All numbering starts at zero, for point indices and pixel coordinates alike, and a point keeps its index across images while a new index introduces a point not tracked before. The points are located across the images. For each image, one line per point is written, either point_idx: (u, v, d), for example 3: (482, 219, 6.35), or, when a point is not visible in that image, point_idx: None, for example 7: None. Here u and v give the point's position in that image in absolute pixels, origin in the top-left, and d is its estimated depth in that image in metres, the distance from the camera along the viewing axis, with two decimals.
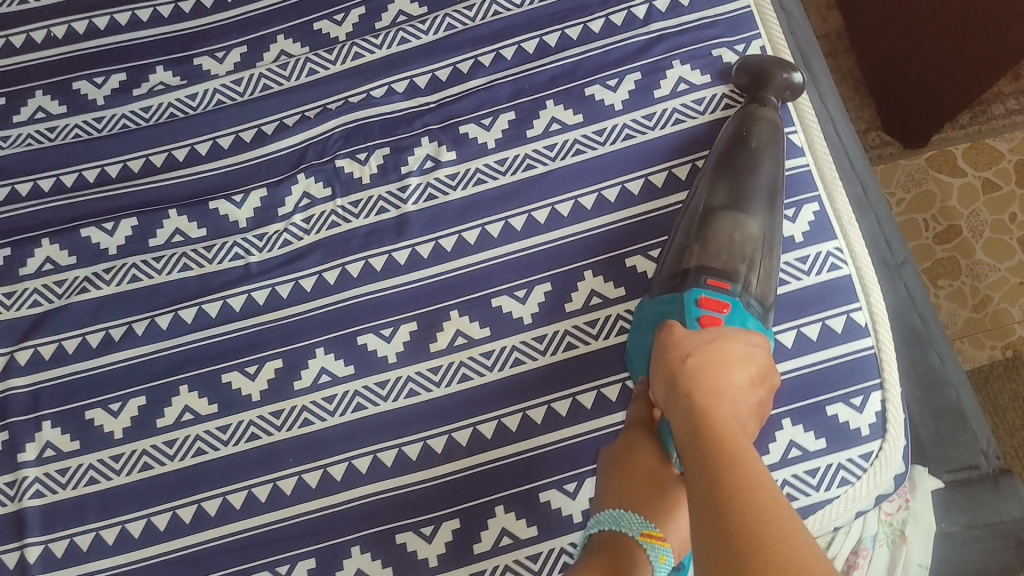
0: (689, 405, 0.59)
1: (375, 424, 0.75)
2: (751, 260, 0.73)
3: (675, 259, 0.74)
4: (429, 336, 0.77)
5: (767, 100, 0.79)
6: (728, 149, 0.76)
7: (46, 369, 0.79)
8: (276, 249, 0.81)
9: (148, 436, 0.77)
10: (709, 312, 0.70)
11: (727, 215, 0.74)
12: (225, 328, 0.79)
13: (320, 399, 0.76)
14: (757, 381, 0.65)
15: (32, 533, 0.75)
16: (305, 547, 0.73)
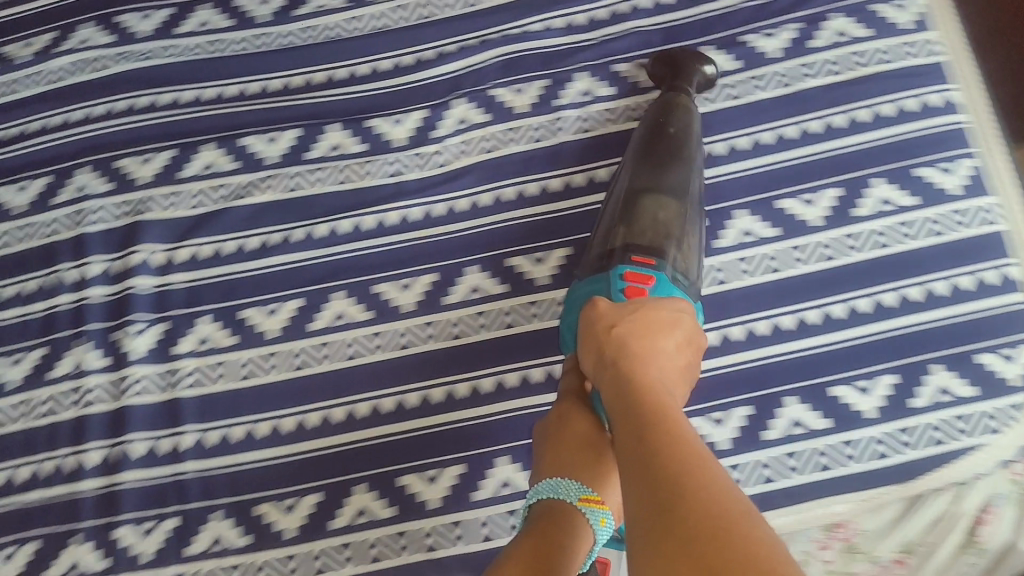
0: (620, 377, 0.62)
1: (529, 340, 0.77)
2: (677, 240, 0.74)
3: (602, 242, 0.75)
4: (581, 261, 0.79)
5: (688, 90, 0.81)
6: (654, 134, 0.78)
7: (205, 267, 0.82)
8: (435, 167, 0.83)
9: (302, 338, 0.79)
10: (635, 285, 0.71)
11: (650, 198, 0.75)
12: (381, 240, 0.81)
13: (475, 314, 0.78)
14: (683, 344, 0.67)
15: (186, 422, 0.77)
16: (453, 455, 0.74)
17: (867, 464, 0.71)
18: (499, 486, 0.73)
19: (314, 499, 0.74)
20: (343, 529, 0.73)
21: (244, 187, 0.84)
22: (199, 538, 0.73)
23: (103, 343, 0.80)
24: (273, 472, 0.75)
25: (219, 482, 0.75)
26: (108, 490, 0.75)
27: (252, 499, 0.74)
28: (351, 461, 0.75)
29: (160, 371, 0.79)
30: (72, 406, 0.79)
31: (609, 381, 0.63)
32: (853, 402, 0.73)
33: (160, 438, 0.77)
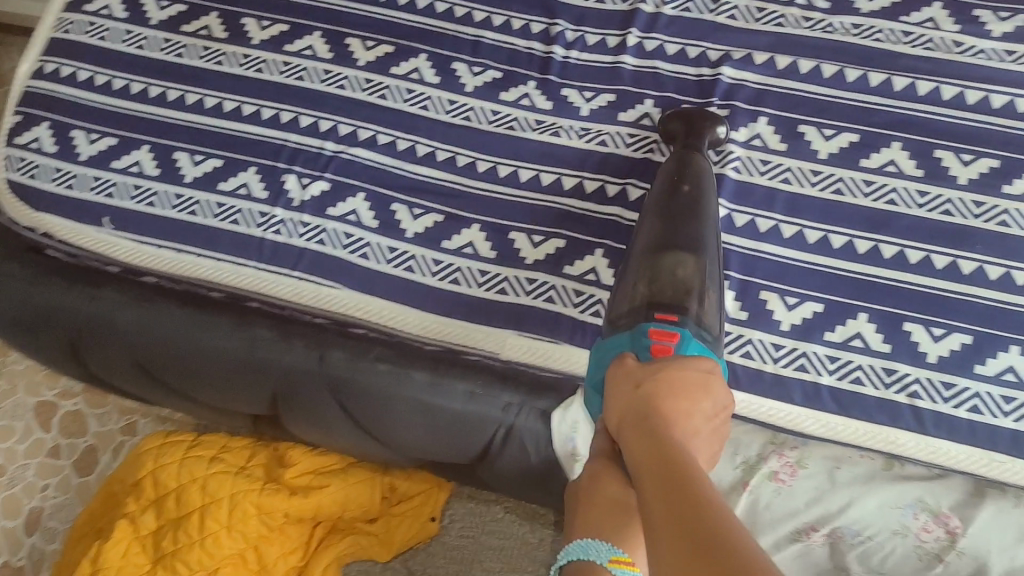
0: (638, 424, 0.56)
1: (575, 155, 0.82)
2: (698, 294, 0.68)
3: (624, 301, 0.69)
4: (733, 124, 0.80)
5: (701, 150, 0.76)
6: (669, 198, 0.72)
7: (418, 14, 0.90)
8: (637, 4, 0.86)
9: (373, 73, 0.87)
10: (661, 343, 0.64)
11: (669, 256, 0.68)
12: (478, 12, 0.89)
13: (532, 117, 0.84)
14: (713, 409, 0.60)
15: (375, 122, 0.86)
16: (474, 217, 0.81)
17: (983, 417, 0.69)
18: (586, 270, 0.77)
19: (437, 218, 0.81)
20: (452, 252, 0.80)
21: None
22: (343, 205, 0.82)
23: (329, 38, 0.90)
24: (432, 188, 0.82)
25: (357, 170, 0.84)
26: (280, 140, 0.86)
27: (395, 197, 0.82)
28: (479, 203, 0.81)
29: (368, 76, 0.87)
30: (283, 73, 0.89)
31: (642, 446, 0.53)
32: (918, 339, 0.71)
33: (359, 127, 0.85)
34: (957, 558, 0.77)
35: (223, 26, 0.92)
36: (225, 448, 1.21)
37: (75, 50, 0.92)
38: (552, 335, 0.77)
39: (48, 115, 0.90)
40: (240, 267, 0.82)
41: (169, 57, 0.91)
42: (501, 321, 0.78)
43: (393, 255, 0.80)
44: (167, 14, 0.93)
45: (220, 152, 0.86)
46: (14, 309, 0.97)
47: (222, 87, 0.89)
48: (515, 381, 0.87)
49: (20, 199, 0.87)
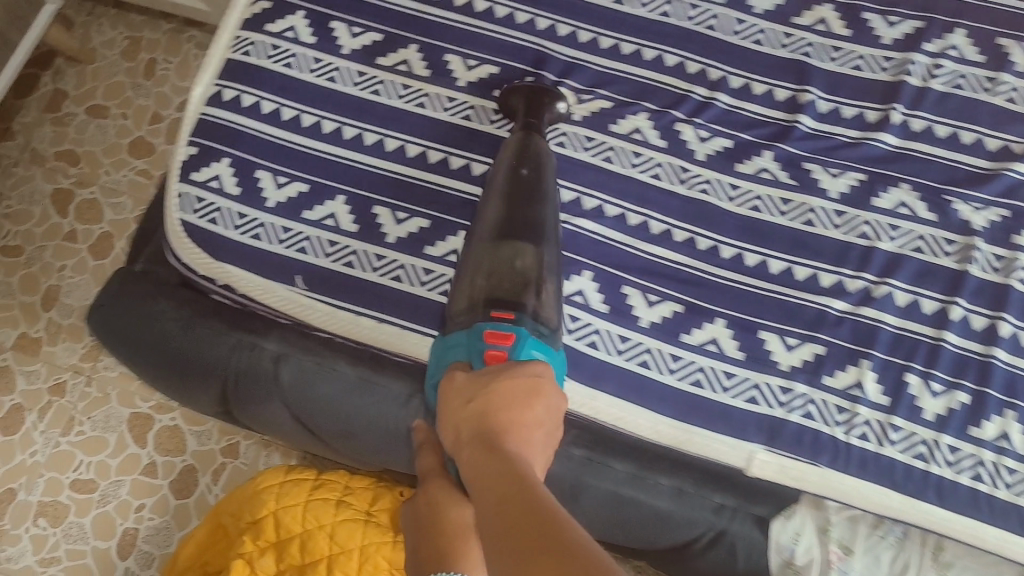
0: (476, 443, 0.52)
1: (832, 247, 0.73)
2: (535, 287, 0.65)
3: (467, 295, 0.66)
4: (1015, 227, 0.73)
5: (540, 131, 0.76)
6: (508, 181, 0.71)
7: (643, 66, 0.81)
8: (902, 75, 0.78)
9: (597, 131, 0.79)
10: (494, 350, 0.61)
11: (505, 245, 0.66)
12: (717, 66, 0.80)
13: (778, 196, 0.75)
14: (550, 418, 0.56)
15: (600, 190, 0.77)
16: (719, 309, 0.72)
17: None
18: (850, 382, 0.69)
19: (675, 307, 0.73)
20: (694, 348, 0.72)
21: (716, 17, 0.82)
22: (567, 283, 0.74)
23: (542, 85, 0.81)
24: (667, 272, 0.74)
25: (583, 243, 0.75)
26: None
27: (626, 278, 0.74)
28: (721, 293, 0.73)
29: (588, 133, 0.79)
30: (493, 123, 0.81)
31: (482, 468, 0.49)
32: None
33: (582, 194, 0.77)
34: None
35: (426, 63, 0.83)
36: (348, 488, 1.06)
37: (255, 76, 0.83)
38: (810, 456, 0.68)
39: (229, 149, 0.81)
40: None
41: (364, 93, 0.82)
42: (749, 432, 0.69)
43: (625, 347, 0.72)
44: (360, 43, 0.84)
45: (426, 210, 0.78)
46: (165, 359, 0.89)
47: (425, 133, 0.81)
48: (730, 482, 0.79)
49: (197, 245, 0.78)
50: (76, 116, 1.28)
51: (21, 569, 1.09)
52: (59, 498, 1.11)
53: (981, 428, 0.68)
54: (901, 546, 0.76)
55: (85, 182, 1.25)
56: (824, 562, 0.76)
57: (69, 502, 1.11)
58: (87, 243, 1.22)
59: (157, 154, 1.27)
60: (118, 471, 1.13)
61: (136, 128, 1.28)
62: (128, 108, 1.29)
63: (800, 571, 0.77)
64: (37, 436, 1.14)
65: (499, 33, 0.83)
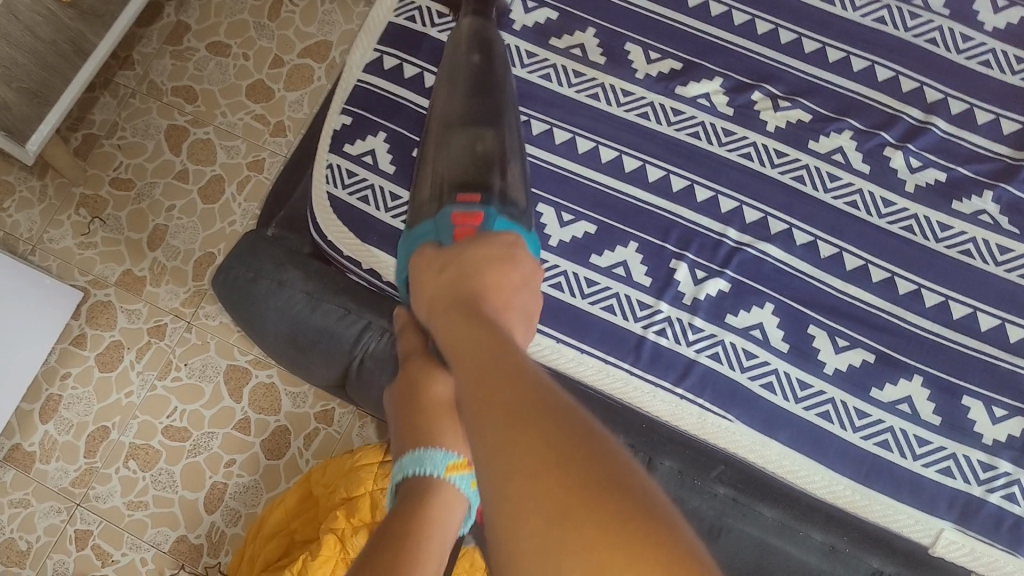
0: (454, 316, 0.48)
1: None
2: (501, 169, 0.65)
3: (426, 188, 0.65)
4: None
5: (491, 17, 0.74)
6: (460, 68, 0.70)
7: (851, 78, 0.72)
8: None
9: (792, 146, 0.71)
10: (463, 227, 0.60)
11: (464, 130, 0.66)
12: (935, 87, 0.71)
13: (995, 242, 0.67)
14: (527, 283, 0.55)
15: (789, 212, 0.69)
16: (916, 363, 0.65)
17: None
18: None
19: (867, 356, 0.65)
20: (883, 405, 0.64)
21: (939, 30, 0.72)
22: (747, 314, 0.67)
23: (732, 89, 0.73)
24: (860, 315, 0.66)
25: (766, 272, 0.68)
26: (671, 215, 0.70)
27: (812, 316, 0.67)
28: (920, 346, 0.65)
29: (780, 147, 0.71)
30: (672, 123, 0.72)
31: (469, 361, 0.42)
32: None
33: (769, 215, 0.69)
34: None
35: (603, 50, 0.75)
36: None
37: (418, 46, 0.77)
38: (1007, 545, 0.62)
39: (385, 123, 0.75)
40: (609, 366, 0.67)
41: (532, 78, 0.75)
42: (940, 508, 0.62)
43: (805, 394, 0.65)
44: (534, 20, 0.77)
45: (593, 214, 0.70)
46: (290, 334, 0.84)
47: (598, 128, 0.73)
48: (890, 548, 0.71)
49: (344, 223, 0.73)
50: (197, 51, 1.17)
51: (108, 510, 1.02)
52: (151, 442, 1.04)
53: None
54: None
55: (200, 121, 1.15)
56: None
57: (161, 449, 1.04)
58: (197, 185, 1.12)
59: (275, 100, 1.15)
60: (212, 423, 1.05)
61: (256, 71, 1.16)
62: (250, 49, 1.17)
63: None
64: (134, 377, 1.07)
65: (687, 25, 0.75)
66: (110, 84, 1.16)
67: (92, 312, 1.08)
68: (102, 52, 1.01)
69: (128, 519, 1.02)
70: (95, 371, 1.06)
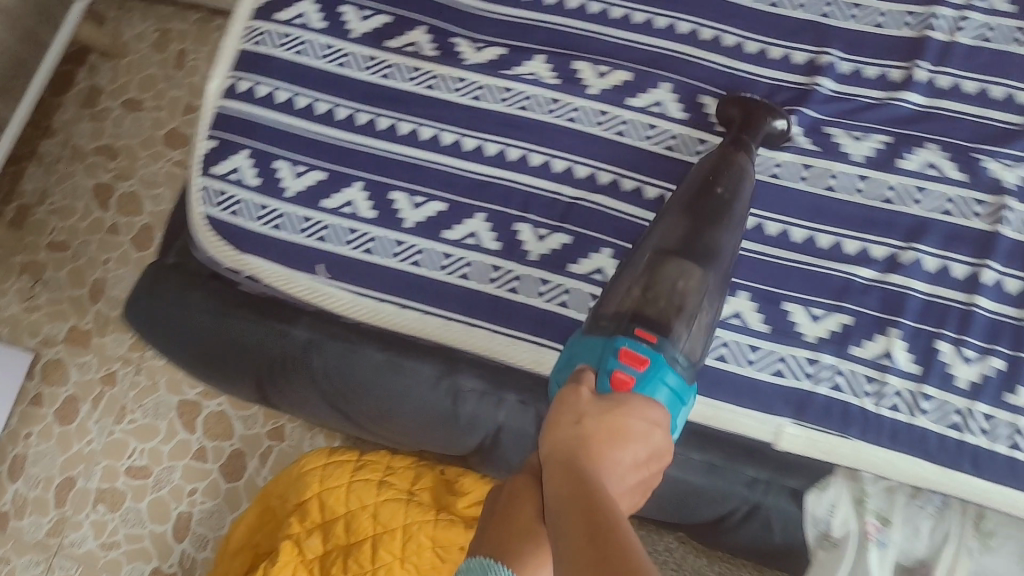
0: (564, 478, 0.49)
1: (857, 212, 0.71)
2: (689, 314, 0.64)
3: (614, 301, 0.65)
4: None
5: (750, 148, 0.71)
6: (695, 195, 0.68)
7: (655, 35, 0.79)
8: (925, 31, 0.75)
9: (614, 107, 0.77)
10: (622, 370, 0.60)
11: (674, 263, 0.65)
12: (732, 33, 0.78)
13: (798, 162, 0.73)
14: (650, 462, 0.56)
15: (617, 164, 0.76)
16: (744, 281, 0.71)
17: None
18: (879, 352, 0.68)
19: None
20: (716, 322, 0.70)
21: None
22: (586, 261, 0.74)
23: (555, 63, 0.80)
24: None
25: (601, 221, 0.75)
26: (510, 182, 0.77)
27: None
28: (744, 265, 0.71)
29: (602, 107, 0.78)
30: (504, 101, 0.79)
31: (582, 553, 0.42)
32: None
33: (598, 169, 0.76)
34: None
35: (435, 45, 0.82)
36: (390, 469, 1.01)
37: (268, 65, 0.83)
38: (840, 429, 0.67)
39: (247, 141, 0.81)
40: (473, 328, 0.74)
41: (374, 78, 0.81)
42: (777, 406, 0.68)
43: None
44: (370, 27, 0.83)
45: (443, 194, 0.77)
46: (207, 351, 0.90)
47: (437, 116, 0.79)
48: (761, 456, 0.77)
49: (221, 237, 0.79)
50: (113, 110, 1.24)
51: (83, 554, 1.06)
52: (115, 484, 1.08)
53: (1015, 393, 0.66)
54: (940, 516, 0.74)
55: (124, 175, 1.21)
56: (861, 535, 0.75)
57: (125, 489, 1.08)
58: (129, 235, 1.18)
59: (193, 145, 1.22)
60: (170, 457, 1.09)
61: (171, 120, 1.23)
62: (162, 100, 1.24)
63: (836, 544, 0.75)
64: (92, 425, 1.11)
65: (508, 14, 0.82)
66: (36, 154, 1.23)
67: (45, 370, 1.13)
68: (21, 115, 1.05)
69: (104, 560, 1.06)
70: (55, 426, 1.11)
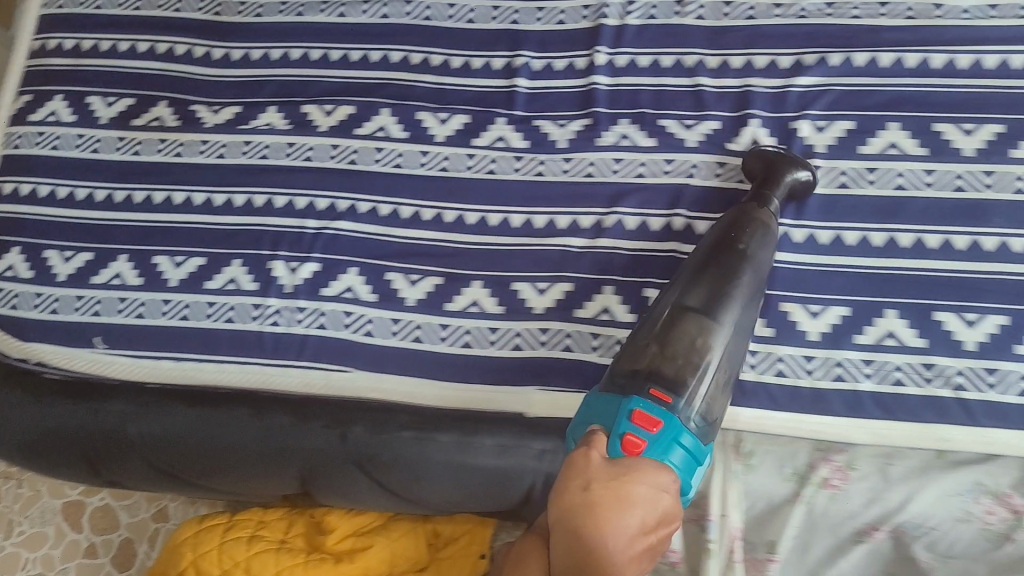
0: (573, 554, 0.53)
1: (567, 191, 0.78)
2: (707, 373, 0.65)
3: (629, 358, 0.66)
4: (726, 134, 0.78)
5: (773, 203, 0.71)
6: (711, 251, 0.69)
7: (370, 69, 0.86)
8: (600, 20, 0.83)
9: (343, 139, 0.84)
10: (634, 433, 0.60)
11: (691, 323, 0.66)
12: (437, 54, 0.86)
13: (508, 156, 0.80)
14: (657, 527, 0.56)
15: (352, 191, 0.82)
16: (478, 272, 0.78)
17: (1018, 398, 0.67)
18: (597, 311, 0.74)
19: (436, 280, 0.78)
20: (457, 313, 0.77)
21: (429, 7, 0.87)
22: (336, 283, 0.79)
23: (286, 111, 0.86)
24: (423, 250, 0.79)
25: (345, 244, 0.80)
26: (259, 226, 0.82)
27: (388, 266, 0.79)
28: (476, 258, 0.78)
29: (333, 142, 0.84)
30: (246, 154, 0.85)
31: None
32: (954, 328, 0.69)
33: (336, 198, 0.82)
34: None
35: (177, 116, 0.88)
36: (260, 523, 0.95)
37: (31, 165, 0.88)
38: (577, 386, 0.73)
39: (17, 238, 0.86)
40: (245, 365, 0.79)
41: (127, 157, 0.87)
42: (521, 378, 0.74)
43: (399, 327, 0.77)
44: (117, 111, 0.89)
45: (200, 249, 0.82)
46: None
47: (189, 179, 0.85)
48: None
49: (4, 331, 0.83)
50: None
51: None
52: None
53: None
54: None
55: None
56: None
57: None
58: None
59: None
60: None
61: None
62: None
63: None
64: None
65: (239, 75, 0.89)
66: None
67: None
68: None
69: None
70: None
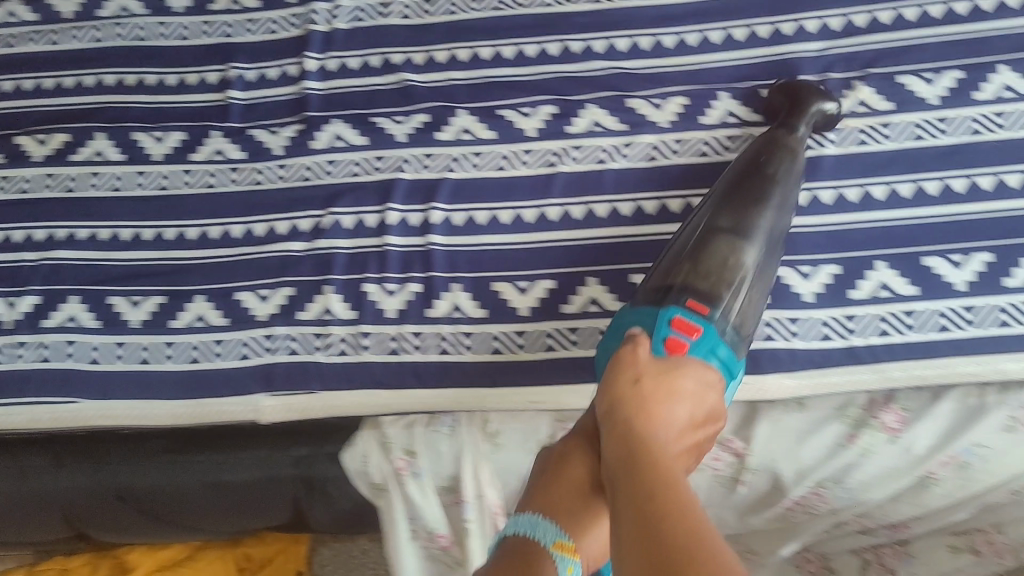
0: (624, 437, 0.53)
1: (288, 197, 0.79)
2: (741, 288, 0.67)
3: (662, 272, 0.68)
4: (437, 126, 0.79)
5: (800, 127, 0.72)
6: (744, 175, 0.70)
7: (84, 94, 0.86)
8: (308, 26, 0.84)
9: (57, 167, 0.83)
10: (676, 338, 0.63)
11: (725, 244, 0.67)
12: (151, 73, 0.85)
13: (225, 168, 0.81)
14: (702, 421, 0.58)
15: (72, 218, 0.81)
16: (200, 286, 0.77)
17: None
18: (319, 311, 0.75)
19: (159, 299, 0.77)
20: (182, 330, 0.76)
21: (142, 27, 0.87)
22: (57, 314, 0.78)
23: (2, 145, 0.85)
24: (145, 270, 0.78)
25: (66, 273, 0.79)
26: None
27: (109, 290, 0.78)
28: (199, 271, 0.78)
29: (49, 171, 0.83)
30: None
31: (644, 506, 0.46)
32: None
33: (55, 228, 0.81)
34: (753, 476, 0.70)
35: None
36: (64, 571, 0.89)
37: None
38: (303, 387, 0.74)
39: None
40: None
41: None
42: (249, 385, 0.74)
43: (124, 350, 0.76)
44: None
45: None
46: None
47: None
48: None
49: None
50: None
51: None
52: None
53: (434, 307, 0.74)
54: None
55: None
56: None
57: None
58: None
59: None
60: None
61: None
62: None
63: None
64: None
65: None
66: None
67: None
68: None
69: None
70: None
